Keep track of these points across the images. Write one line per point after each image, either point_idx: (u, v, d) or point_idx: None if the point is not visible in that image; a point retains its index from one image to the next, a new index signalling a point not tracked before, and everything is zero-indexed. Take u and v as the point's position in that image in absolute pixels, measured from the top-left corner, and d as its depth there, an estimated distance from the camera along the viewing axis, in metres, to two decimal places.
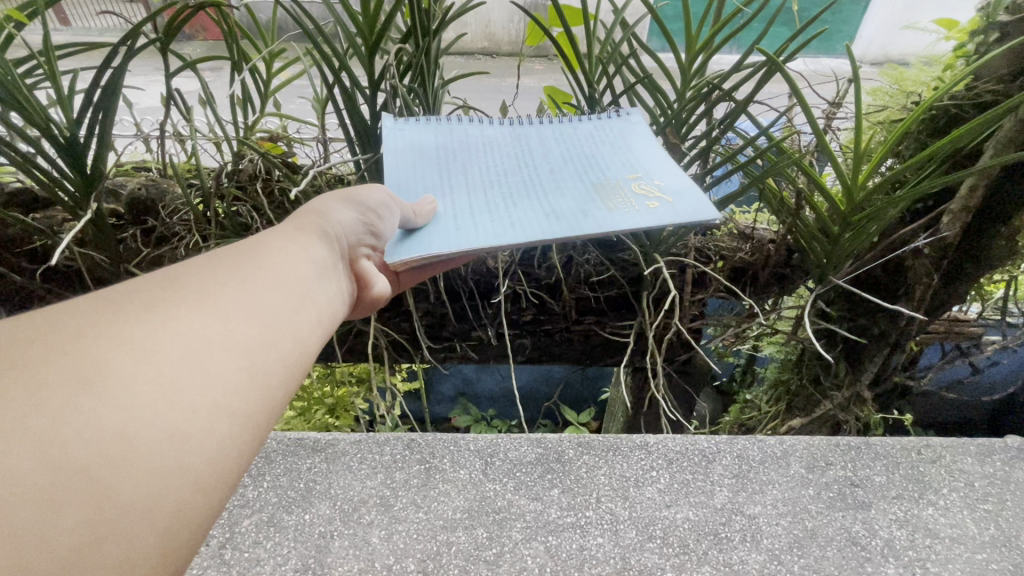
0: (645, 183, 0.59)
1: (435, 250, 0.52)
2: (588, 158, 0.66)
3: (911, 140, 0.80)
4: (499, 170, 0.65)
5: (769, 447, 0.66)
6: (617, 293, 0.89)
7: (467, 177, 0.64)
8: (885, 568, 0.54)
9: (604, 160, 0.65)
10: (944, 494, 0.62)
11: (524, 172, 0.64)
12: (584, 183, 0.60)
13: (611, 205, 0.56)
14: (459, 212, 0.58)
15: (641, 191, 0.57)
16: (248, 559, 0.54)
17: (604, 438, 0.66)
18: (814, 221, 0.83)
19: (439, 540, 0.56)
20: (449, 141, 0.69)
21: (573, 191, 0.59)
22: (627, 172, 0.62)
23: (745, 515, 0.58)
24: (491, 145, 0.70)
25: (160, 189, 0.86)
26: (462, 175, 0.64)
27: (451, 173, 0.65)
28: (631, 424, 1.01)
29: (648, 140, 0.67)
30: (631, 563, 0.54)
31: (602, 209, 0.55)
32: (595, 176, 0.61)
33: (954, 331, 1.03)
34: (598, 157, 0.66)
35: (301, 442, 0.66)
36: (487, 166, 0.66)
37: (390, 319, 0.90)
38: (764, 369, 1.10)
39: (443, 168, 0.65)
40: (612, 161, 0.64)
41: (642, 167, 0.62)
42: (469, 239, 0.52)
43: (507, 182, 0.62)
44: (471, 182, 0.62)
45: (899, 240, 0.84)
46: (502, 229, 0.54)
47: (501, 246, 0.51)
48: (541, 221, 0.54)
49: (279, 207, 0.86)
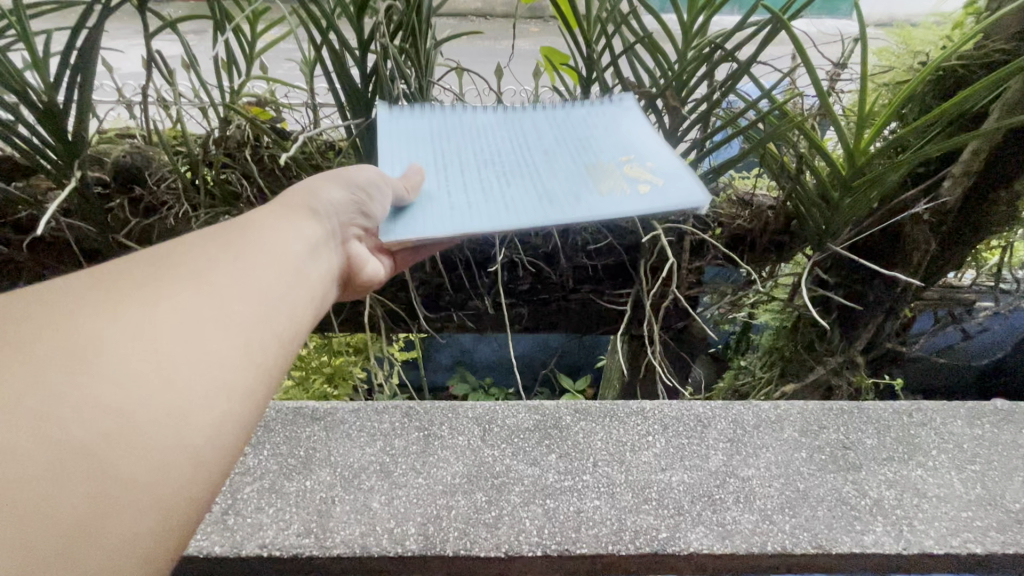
0: (638, 166, 0.57)
1: (428, 234, 0.51)
2: (575, 139, 0.65)
3: (915, 103, 0.78)
4: (495, 153, 0.64)
5: (763, 412, 0.64)
6: (614, 261, 0.89)
7: (462, 160, 0.62)
8: (873, 527, 0.52)
9: (598, 142, 0.63)
10: (933, 455, 0.59)
11: (519, 155, 0.62)
12: (578, 165, 0.59)
13: (603, 188, 0.55)
14: (453, 195, 0.56)
15: (634, 174, 0.56)
16: (250, 525, 0.52)
17: (601, 403, 0.65)
18: (813, 186, 0.83)
19: (439, 504, 0.54)
20: (444, 127, 0.68)
21: (567, 174, 0.58)
22: (621, 154, 0.60)
23: (738, 478, 0.56)
24: (478, 129, 0.68)
25: (146, 156, 0.82)
26: (456, 158, 0.63)
27: (447, 156, 0.63)
28: (628, 390, 1.01)
29: (641, 121, 0.65)
30: (628, 524, 0.52)
31: (594, 193, 0.54)
32: (588, 158, 0.60)
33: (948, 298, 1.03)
34: (593, 140, 0.64)
35: (300, 410, 0.64)
36: (475, 149, 0.64)
37: (386, 289, 0.89)
38: (759, 336, 1.11)
39: (439, 153, 0.64)
40: (606, 143, 0.63)
41: (635, 148, 0.60)
42: (462, 223, 0.51)
43: (502, 165, 0.61)
44: (465, 166, 0.61)
45: (899, 206, 0.84)
46: (495, 213, 0.53)
47: (494, 230, 0.50)
48: (533, 204, 0.53)
49: (267, 173, 0.83)
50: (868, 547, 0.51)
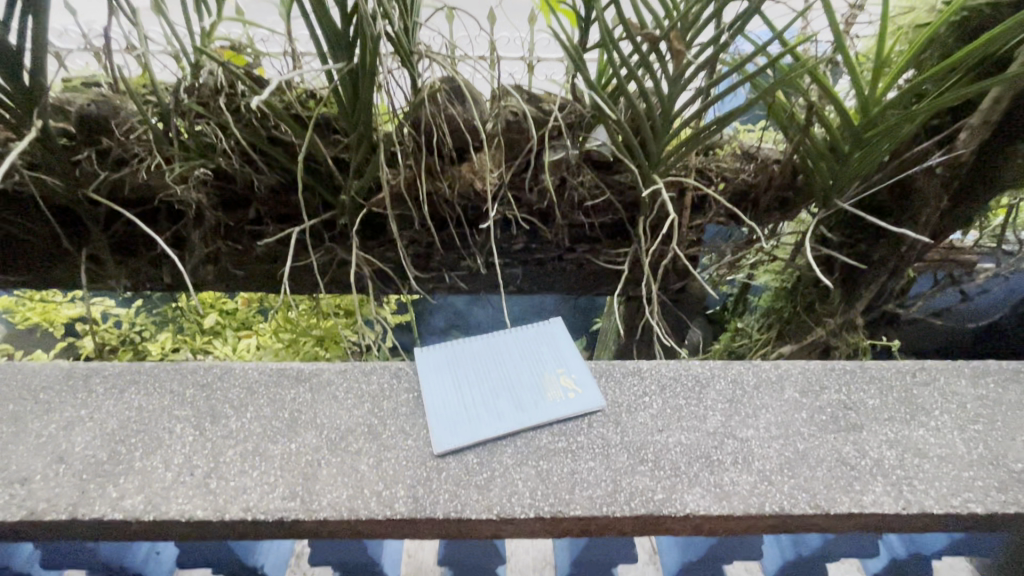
0: (574, 372, 0.61)
1: (433, 436, 0.54)
2: (544, 362, 0.63)
3: (936, 47, 0.74)
4: (485, 359, 0.64)
5: (763, 372, 0.62)
6: (612, 218, 0.86)
7: (458, 368, 0.63)
8: (873, 487, 0.51)
9: (553, 343, 0.65)
10: (935, 415, 0.58)
11: (499, 362, 0.63)
12: (535, 373, 0.61)
13: (552, 397, 0.58)
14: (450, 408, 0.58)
15: (570, 379, 0.60)
16: (233, 488, 0.50)
17: (597, 364, 0.63)
18: (823, 138, 0.79)
19: (430, 465, 0.52)
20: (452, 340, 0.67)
21: (528, 383, 0.60)
22: (563, 357, 0.63)
23: (736, 439, 0.55)
24: (474, 351, 0.65)
25: (112, 105, 0.76)
26: (455, 367, 0.63)
27: (449, 364, 0.63)
28: (624, 351, 0.99)
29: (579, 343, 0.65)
30: (622, 485, 0.51)
31: (545, 402, 0.58)
32: (545, 365, 0.62)
33: (950, 259, 1.01)
34: (549, 338, 0.66)
35: (284, 371, 0.61)
36: (475, 370, 0.62)
37: (375, 248, 0.86)
38: (758, 298, 1.09)
39: (445, 359, 0.64)
40: (558, 346, 0.65)
41: (574, 355, 0.63)
42: (453, 433, 0.54)
43: (485, 374, 0.62)
44: (459, 374, 0.62)
45: (911, 160, 0.80)
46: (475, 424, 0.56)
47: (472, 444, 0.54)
48: (503, 417, 0.56)
49: (245, 124, 0.76)
50: (868, 507, 0.50)
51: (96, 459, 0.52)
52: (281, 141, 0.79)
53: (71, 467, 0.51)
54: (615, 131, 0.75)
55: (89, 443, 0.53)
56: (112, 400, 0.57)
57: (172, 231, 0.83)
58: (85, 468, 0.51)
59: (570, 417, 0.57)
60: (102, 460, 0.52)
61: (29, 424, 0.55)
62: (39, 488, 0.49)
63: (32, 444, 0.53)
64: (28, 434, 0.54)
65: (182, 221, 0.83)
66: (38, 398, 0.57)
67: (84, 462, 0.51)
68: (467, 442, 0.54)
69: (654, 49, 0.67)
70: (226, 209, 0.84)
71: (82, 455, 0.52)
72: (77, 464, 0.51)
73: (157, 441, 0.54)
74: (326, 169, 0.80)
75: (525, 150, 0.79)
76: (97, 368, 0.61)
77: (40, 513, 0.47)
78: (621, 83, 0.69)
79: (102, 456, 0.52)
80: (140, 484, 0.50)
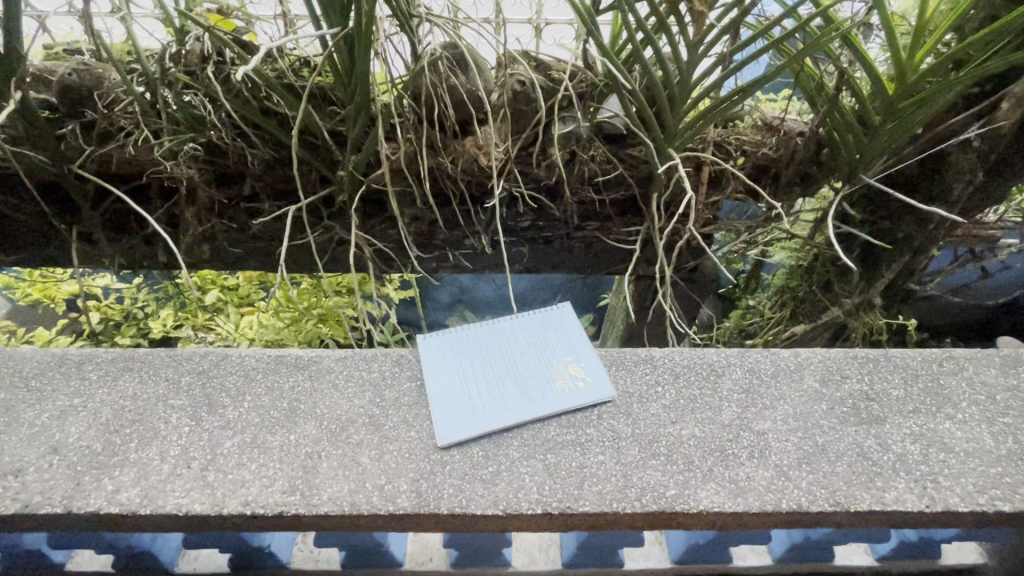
0: (581, 362, 0.58)
1: (436, 430, 0.52)
2: (552, 350, 0.60)
3: (983, 6, 0.67)
4: (491, 347, 0.61)
5: (781, 360, 0.59)
6: (624, 195, 0.82)
7: (464, 357, 0.60)
8: (895, 483, 0.49)
9: (561, 332, 0.62)
10: (963, 408, 0.55)
11: (505, 349, 0.61)
12: (542, 362, 0.59)
13: (558, 388, 0.56)
14: (455, 398, 0.55)
15: (577, 371, 0.58)
16: (232, 481, 0.48)
17: (607, 351, 0.60)
18: (851, 108, 0.74)
19: (433, 459, 0.50)
20: (456, 327, 0.64)
21: (534, 372, 0.58)
22: (571, 347, 0.60)
23: (752, 431, 0.53)
24: (480, 337, 0.62)
25: (95, 74, 0.72)
26: (461, 355, 0.60)
27: (455, 352, 0.61)
28: (633, 331, 0.96)
29: (586, 330, 0.63)
30: (633, 480, 0.49)
31: (551, 393, 0.55)
32: (552, 355, 0.60)
33: (971, 234, 0.92)
34: (556, 326, 0.63)
35: (282, 359, 0.59)
36: (481, 358, 0.60)
37: (376, 226, 0.83)
38: (771, 275, 1.05)
39: (450, 347, 0.61)
40: (566, 334, 0.62)
41: (582, 344, 0.61)
42: (458, 426, 0.52)
43: (491, 363, 0.59)
44: (464, 363, 0.59)
45: (944, 132, 0.75)
46: (479, 416, 0.54)
47: (476, 438, 0.52)
48: (509, 409, 0.54)
49: (235, 94, 0.72)
50: (889, 505, 0.47)
51: (91, 451, 0.50)
52: (274, 113, 0.75)
53: (65, 459, 0.49)
54: (628, 101, 0.70)
55: (83, 433, 0.52)
56: (106, 389, 0.56)
57: (164, 208, 0.80)
58: (79, 460, 0.49)
59: (578, 408, 0.54)
60: (97, 452, 0.50)
61: (22, 413, 0.53)
62: (33, 479, 0.48)
63: (25, 434, 0.51)
64: (20, 424, 0.52)
65: (174, 198, 0.80)
66: (30, 385, 0.55)
67: (78, 453, 0.50)
68: (471, 435, 0.52)
69: (674, 12, 0.61)
70: (221, 185, 0.80)
71: (76, 446, 0.51)
72: (71, 455, 0.50)
73: (153, 432, 0.52)
74: (323, 143, 0.76)
75: (532, 122, 0.75)
76: (91, 354, 0.59)
77: (34, 507, 0.46)
78: (637, 49, 0.63)
79: (97, 447, 0.50)
80: (136, 476, 0.48)
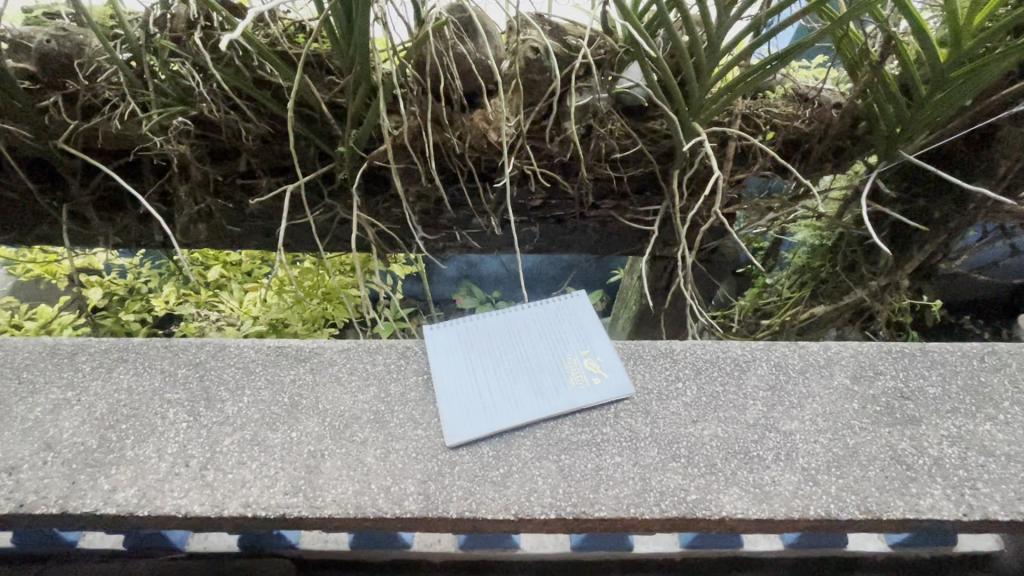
0: (595, 358, 0.55)
1: (447, 430, 0.49)
2: (567, 343, 0.57)
3: None
4: (501, 339, 0.58)
5: (810, 354, 0.56)
6: (642, 172, 0.78)
7: (473, 350, 0.57)
8: (931, 489, 0.46)
9: (574, 325, 0.59)
10: (1005, 408, 0.52)
11: (516, 342, 0.58)
12: (555, 357, 0.56)
13: (572, 384, 0.53)
14: (465, 395, 0.52)
15: (591, 367, 0.54)
16: (232, 481, 0.46)
17: (624, 344, 0.57)
18: (894, 77, 0.67)
19: (441, 459, 0.48)
20: (465, 319, 0.61)
21: (547, 367, 0.55)
22: (584, 341, 0.57)
23: (779, 432, 0.50)
24: (489, 329, 0.59)
25: (74, 41, 0.67)
26: (470, 348, 0.57)
27: (464, 345, 0.57)
28: (646, 313, 0.92)
29: (600, 322, 0.59)
30: (652, 484, 0.46)
31: (565, 390, 0.53)
32: (565, 349, 0.57)
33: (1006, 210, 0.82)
34: (568, 318, 0.60)
35: (283, 350, 0.57)
36: (490, 351, 0.57)
37: (379, 205, 0.79)
38: (791, 254, 1.01)
39: (459, 339, 0.58)
40: (578, 328, 0.59)
41: (596, 338, 0.57)
42: (468, 426, 0.50)
43: (502, 357, 0.56)
44: (473, 357, 0.56)
45: (995, 104, 0.68)
46: (489, 415, 0.51)
47: (487, 437, 0.49)
48: (522, 406, 0.51)
49: (226, 63, 0.67)
50: (925, 513, 0.44)
51: (86, 448, 0.48)
52: (269, 84, 0.70)
53: (60, 456, 0.47)
54: (650, 70, 0.65)
55: (77, 429, 0.50)
56: (100, 381, 0.53)
57: (158, 186, 0.77)
58: (74, 458, 0.47)
59: (594, 406, 0.52)
60: (92, 449, 0.48)
61: (13, 407, 0.51)
62: (27, 478, 0.46)
63: (17, 429, 0.49)
64: (12, 419, 0.50)
65: (167, 175, 0.76)
66: (22, 377, 0.53)
67: (73, 450, 0.48)
68: (482, 434, 0.49)
69: None
70: (216, 162, 0.76)
71: (70, 442, 0.48)
72: (66, 452, 0.48)
73: (150, 427, 0.50)
74: (321, 117, 0.71)
75: (546, 93, 0.69)
76: (83, 344, 0.56)
77: (29, 507, 0.44)
78: (661, 11, 0.57)
79: (92, 444, 0.48)
80: (132, 475, 0.46)
